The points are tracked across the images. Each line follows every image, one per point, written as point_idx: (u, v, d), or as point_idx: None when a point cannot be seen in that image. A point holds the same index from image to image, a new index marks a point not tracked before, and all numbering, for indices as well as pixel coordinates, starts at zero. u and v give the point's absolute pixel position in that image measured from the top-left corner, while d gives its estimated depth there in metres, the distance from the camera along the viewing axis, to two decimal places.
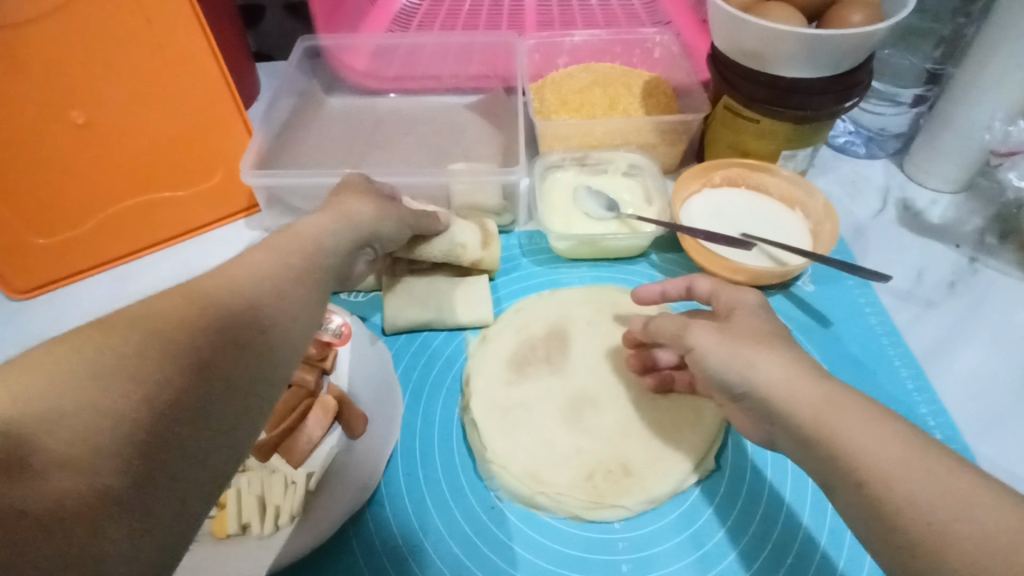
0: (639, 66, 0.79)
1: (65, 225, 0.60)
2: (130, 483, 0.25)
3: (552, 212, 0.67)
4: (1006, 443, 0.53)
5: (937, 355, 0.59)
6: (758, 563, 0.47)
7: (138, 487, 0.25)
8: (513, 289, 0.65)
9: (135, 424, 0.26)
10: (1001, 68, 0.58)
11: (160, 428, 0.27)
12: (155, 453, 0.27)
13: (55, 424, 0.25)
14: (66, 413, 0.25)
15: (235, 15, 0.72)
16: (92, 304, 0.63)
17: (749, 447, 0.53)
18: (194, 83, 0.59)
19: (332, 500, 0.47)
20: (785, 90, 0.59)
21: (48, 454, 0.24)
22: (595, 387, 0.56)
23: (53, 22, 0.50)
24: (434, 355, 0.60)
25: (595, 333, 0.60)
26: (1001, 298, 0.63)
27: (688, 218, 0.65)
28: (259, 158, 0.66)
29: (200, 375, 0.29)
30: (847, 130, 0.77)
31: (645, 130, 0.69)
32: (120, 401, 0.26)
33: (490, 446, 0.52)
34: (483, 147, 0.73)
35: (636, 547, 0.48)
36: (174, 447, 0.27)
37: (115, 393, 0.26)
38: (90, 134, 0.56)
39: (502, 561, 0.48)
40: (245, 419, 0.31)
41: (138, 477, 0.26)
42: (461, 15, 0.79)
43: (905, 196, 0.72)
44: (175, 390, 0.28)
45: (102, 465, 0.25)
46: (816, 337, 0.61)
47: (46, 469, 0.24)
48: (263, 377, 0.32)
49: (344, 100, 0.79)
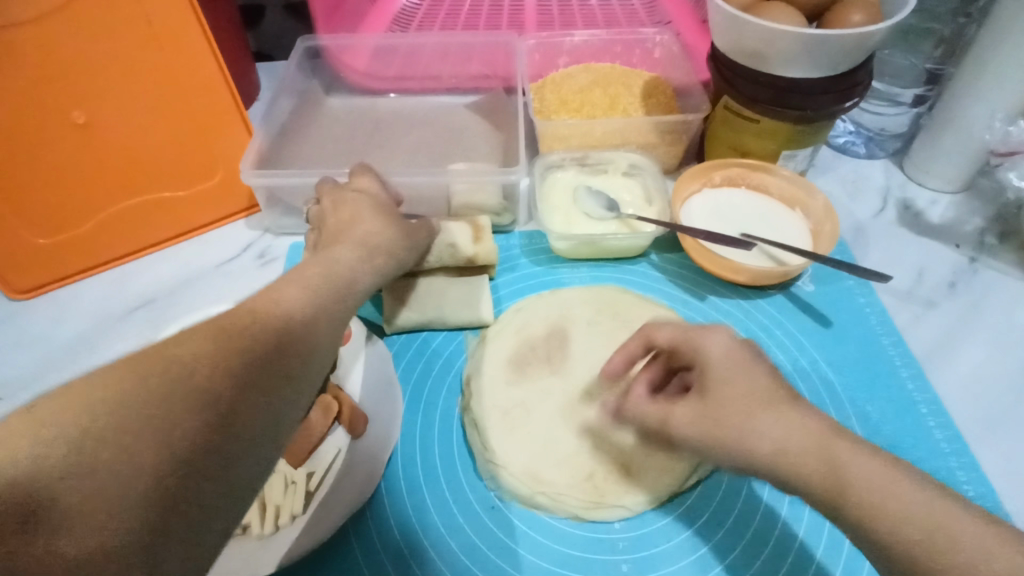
0: (639, 66, 0.79)
1: (65, 225, 0.60)
2: (161, 503, 0.28)
3: (552, 212, 0.67)
4: (1006, 443, 0.53)
5: (938, 355, 0.59)
6: (758, 562, 0.48)
7: (167, 509, 0.28)
8: (513, 289, 0.65)
9: (164, 449, 0.28)
10: (1001, 68, 0.58)
11: (187, 452, 0.29)
12: (171, 471, 0.28)
13: (91, 448, 0.27)
14: (94, 436, 0.27)
15: (235, 15, 0.72)
16: (92, 305, 0.63)
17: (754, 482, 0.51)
18: (195, 83, 0.59)
19: (330, 499, 0.47)
20: (785, 90, 0.59)
21: (87, 476, 0.26)
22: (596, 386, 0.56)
23: (54, 22, 0.50)
24: (435, 355, 0.60)
25: (596, 333, 0.60)
26: (1001, 298, 0.63)
27: (688, 218, 0.64)
28: (259, 158, 0.66)
29: (213, 395, 0.31)
30: (847, 130, 0.78)
31: (646, 130, 0.69)
32: (151, 427, 0.28)
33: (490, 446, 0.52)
34: (483, 147, 0.73)
35: (636, 546, 0.48)
36: (200, 472, 0.29)
37: (146, 418, 0.29)
38: (90, 135, 0.56)
39: (502, 561, 0.48)
40: (260, 445, 0.33)
41: (166, 500, 0.28)
42: (461, 15, 0.78)
43: (905, 196, 0.72)
44: (201, 416, 0.30)
45: (135, 488, 0.27)
46: (816, 338, 0.61)
47: (84, 492, 0.26)
48: (276, 406, 0.34)
49: (344, 100, 0.80)
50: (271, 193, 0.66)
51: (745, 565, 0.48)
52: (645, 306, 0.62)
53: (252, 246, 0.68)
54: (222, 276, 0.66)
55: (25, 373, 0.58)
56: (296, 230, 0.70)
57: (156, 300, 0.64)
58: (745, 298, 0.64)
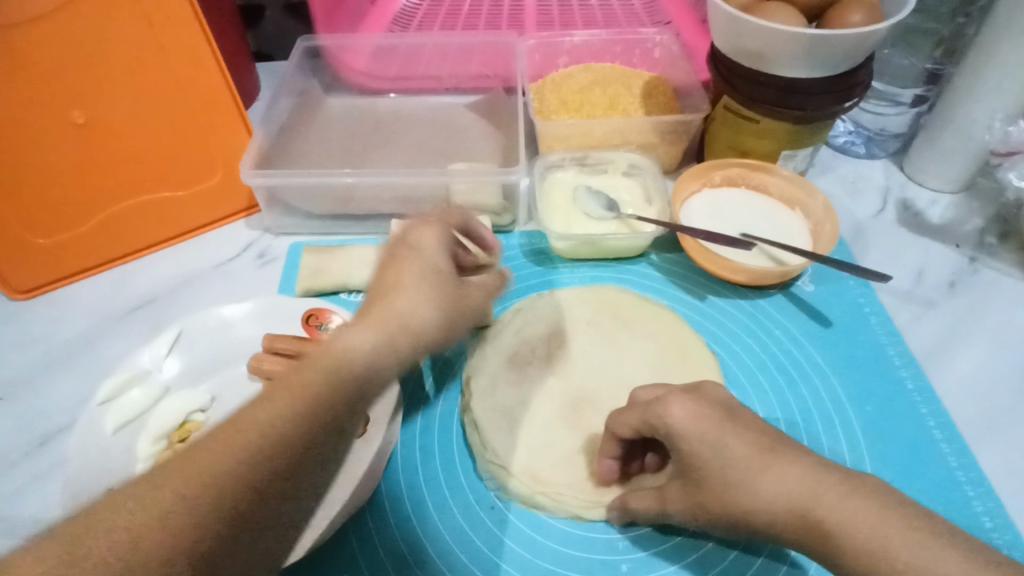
0: (639, 66, 0.79)
1: (66, 225, 0.60)
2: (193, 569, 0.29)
3: (552, 212, 0.67)
4: (1006, 443, 0.53)
5: (937, 355, 0.59)
6: (757, 561, 0.48)
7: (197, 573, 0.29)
8: (513, 289, 0.65)
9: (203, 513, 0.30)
10: (1001, 68, 0.58)
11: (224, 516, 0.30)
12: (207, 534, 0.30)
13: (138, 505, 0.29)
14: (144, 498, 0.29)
15: (235, 15, 0.72)
16: (91, 306, 0.63)
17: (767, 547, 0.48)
18: (195, 83, 0.59)
19: (333, 499, 0.44)
20: (784, 90, 0.59)
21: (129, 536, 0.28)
22: (596, 387, 0.56)
23: (54, 22, 0.50)
24: (434, 356, 0.59)
25: (595, 333, 0.60)
26: (1001, 298, 0.63)
27: (688, 218, 0.64)
28: (260, 158, 0.66)
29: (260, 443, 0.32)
30: (847, 130, 0.78)
31: (646, 130, 0.69)
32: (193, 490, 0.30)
33: (490, 446, 0.52)
34: (483, 148, 0.73)
35: (636, 546, 0.48)
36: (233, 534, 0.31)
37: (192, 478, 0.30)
38: (90, 135, 0.56)
39: (503, 561, 0.48)
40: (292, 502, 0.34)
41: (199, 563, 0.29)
42: (461, 15, 0.79)
43: (905, 195, 0.72)
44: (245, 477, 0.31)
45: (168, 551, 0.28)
46: (816, 338, 0.61)
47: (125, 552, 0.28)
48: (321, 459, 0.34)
49: (344, 100, 0.79)
50: (271, 193, 0.66)
51: (746, 564, 0.48)
52: (645, 306, 0.62)
53: (252, 245, 0.68)
54: (222, 276, 0.66)
55: (25, 374, 0.58)
56: (296, 230, 0.70)
57: (156, 300, 0.64)
58: (745, 298, 0.64)
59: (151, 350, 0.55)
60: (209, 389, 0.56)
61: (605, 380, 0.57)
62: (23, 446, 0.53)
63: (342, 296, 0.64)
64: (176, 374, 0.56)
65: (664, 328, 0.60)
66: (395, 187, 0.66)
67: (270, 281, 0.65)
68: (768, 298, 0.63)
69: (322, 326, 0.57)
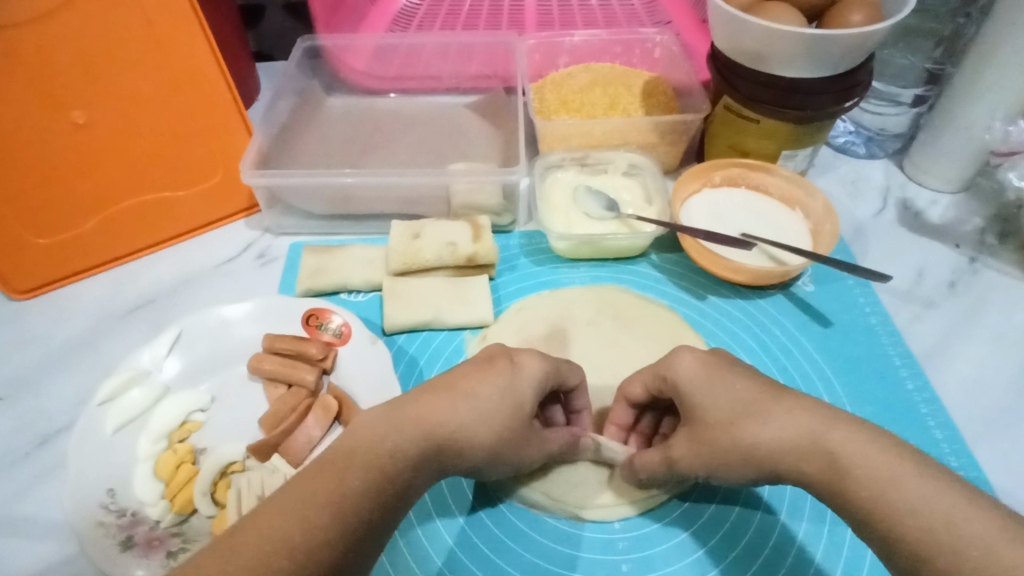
0: (639, 66, 0.79)
1: (65, 224, 0.60)
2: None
3: (552, 212, 0.67)
4: (1006, 444, 0.53)
5: (937, 353, 0.59)
6: (757, 564, 0.47)
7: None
8: (514, 289, 0.65)
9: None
10: (1002, 68, 0.58)
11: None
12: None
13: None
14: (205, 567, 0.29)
15: (235, 15, 0.72)
16: (92, 305, 0.63)
17: (788, 490, 0.51)
18: (194, 82, 0.59)
19: None
20: (785, 90, 0.59)
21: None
22: (600, 383, 0.57)
23: (53, 23, 0.50)
24: (434, 356, 0.59)
25: (595, 333, 0.60)
26: (1001, 298, 0.63)
27: (688, 218, 0.64)
28: (259, 157, 0.66)
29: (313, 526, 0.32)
30: (847, 130, 0.78)
31: (646, 130, 0.69)
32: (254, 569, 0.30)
33: None
34: (483, 148, 0.73)
35: (635, 547, 0.48)
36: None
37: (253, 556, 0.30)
38: (90, 135, 0.56)
39: (504, 562, 0.48)
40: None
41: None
42: (461, 15, 0.79)
43: (905, 195, 0.72)
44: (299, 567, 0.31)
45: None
46: (816, 338, 0.61)
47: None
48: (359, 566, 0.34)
49: (344, 100, 0.79)
50: (271, 193, 0.66)
51: (745, 566, 0.47)
52: (645, 307, 0.62)
53: (252, 245, 0.68)
54: (222, 277, 0.66)
55: (26, 373, 0.58)
56: (296, 230, 0.70)
57: (156, 300, 0.64)
58: (746, 298, 0.64)
59: (151, 350, 0.55)
60: (209, 389, 0.56)
61: (609, 378, 0.57)
62: (23, 446, 0.54)
63: (342, 296, 0.64)
64: (176, 374, 0.56)
65: (664, 330, 0.61)
66: (396, 188, 0.66)
67: (270, 281, 0.66)
68: (768, 298, 0.64)
69: (321, 327, 0.58)
